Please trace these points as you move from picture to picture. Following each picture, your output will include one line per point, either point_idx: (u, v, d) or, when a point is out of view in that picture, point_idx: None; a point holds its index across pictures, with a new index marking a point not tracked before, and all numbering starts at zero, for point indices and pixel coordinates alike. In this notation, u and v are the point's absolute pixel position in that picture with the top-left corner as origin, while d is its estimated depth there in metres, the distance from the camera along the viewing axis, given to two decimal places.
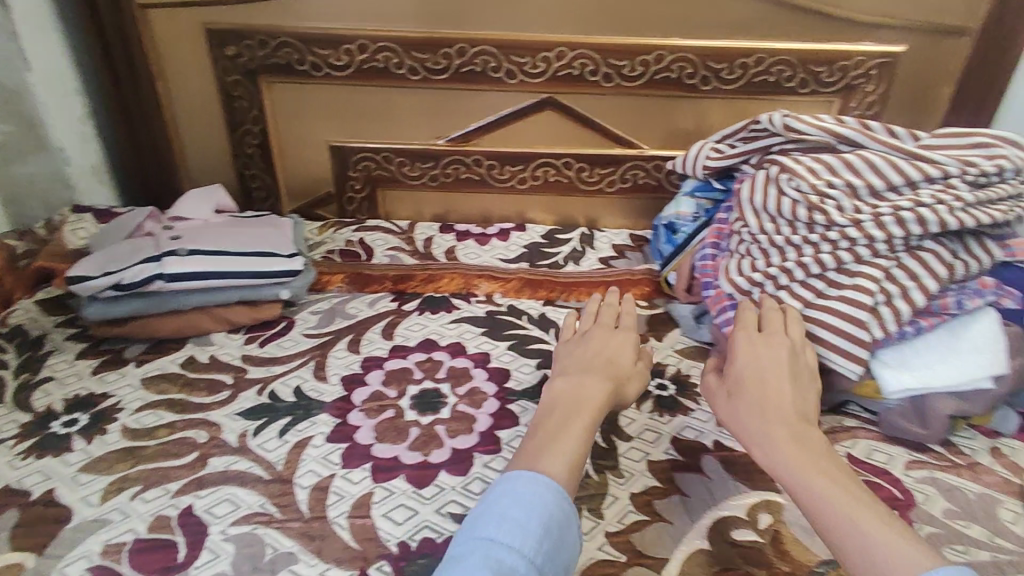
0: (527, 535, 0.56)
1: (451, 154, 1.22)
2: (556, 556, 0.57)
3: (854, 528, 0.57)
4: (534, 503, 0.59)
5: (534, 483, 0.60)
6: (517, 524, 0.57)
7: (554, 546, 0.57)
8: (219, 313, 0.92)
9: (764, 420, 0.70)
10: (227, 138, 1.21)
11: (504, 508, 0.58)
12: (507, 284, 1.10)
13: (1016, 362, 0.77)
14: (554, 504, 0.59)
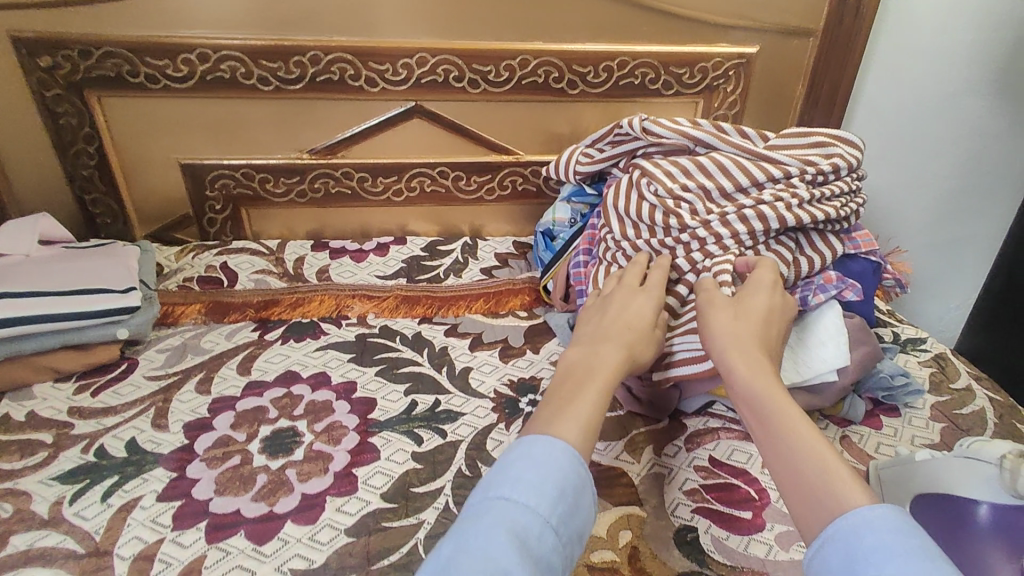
0: (537, 499, 0.53)
1: (318, 168, 1.15)
2: (575, 518, 0.54)
3: (821, 466, 0.55)
4: (550, 464, 0.55)
5: (560, 448, 0.57)
6: (541, 489, 0.53)
7: (571, 506, 0.54)
8: (39, 362, 0.83)
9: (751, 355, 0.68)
10: (57, 160, 1.07)
11: (527, 471, 0.55)
12: (381, 303, 1.05)
13: (856, 354, 0.81)
14: (573, 468, 0.56)
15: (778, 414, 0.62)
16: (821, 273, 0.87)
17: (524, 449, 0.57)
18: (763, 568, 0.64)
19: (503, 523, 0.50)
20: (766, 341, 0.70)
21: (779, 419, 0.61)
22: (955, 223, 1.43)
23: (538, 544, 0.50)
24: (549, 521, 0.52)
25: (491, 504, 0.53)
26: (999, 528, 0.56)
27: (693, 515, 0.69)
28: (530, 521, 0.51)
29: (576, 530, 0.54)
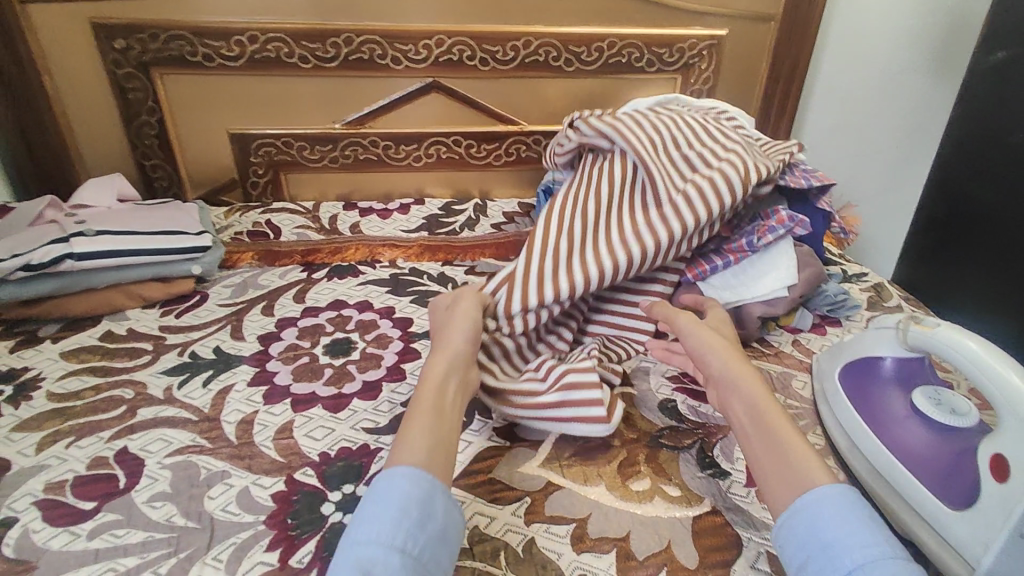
0: (389, 526, 0.53)
1: (348, 137, 1.32)
2: (431, 523, 0.55)
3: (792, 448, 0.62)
4: (394, 494, 0.55)
5: (398, 476, 0.57)
6: (388, 514, 0.54)
7: (425, 516, 0.55)
8: (133, 290, 0.99)
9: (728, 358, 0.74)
10: (123, 130, 1.24)
11: (370, 510, 0.55)
12: (408, 250, 1.22)
13: (805, 275, 0.97)
14: (412, 489, 0.56)
15: (763, 414, 0.66)
16: (775, 214, 1.00)
17: (370, 493, 0.57)
18: (727, 423, 0.82)
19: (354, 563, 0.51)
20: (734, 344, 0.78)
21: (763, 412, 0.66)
22: (902, 189, 1.61)
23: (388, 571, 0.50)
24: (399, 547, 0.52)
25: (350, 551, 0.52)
26: (897, 373, 0.75)
27: (673, 392, 0.87)
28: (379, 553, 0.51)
29: (435, 536, 0.54)
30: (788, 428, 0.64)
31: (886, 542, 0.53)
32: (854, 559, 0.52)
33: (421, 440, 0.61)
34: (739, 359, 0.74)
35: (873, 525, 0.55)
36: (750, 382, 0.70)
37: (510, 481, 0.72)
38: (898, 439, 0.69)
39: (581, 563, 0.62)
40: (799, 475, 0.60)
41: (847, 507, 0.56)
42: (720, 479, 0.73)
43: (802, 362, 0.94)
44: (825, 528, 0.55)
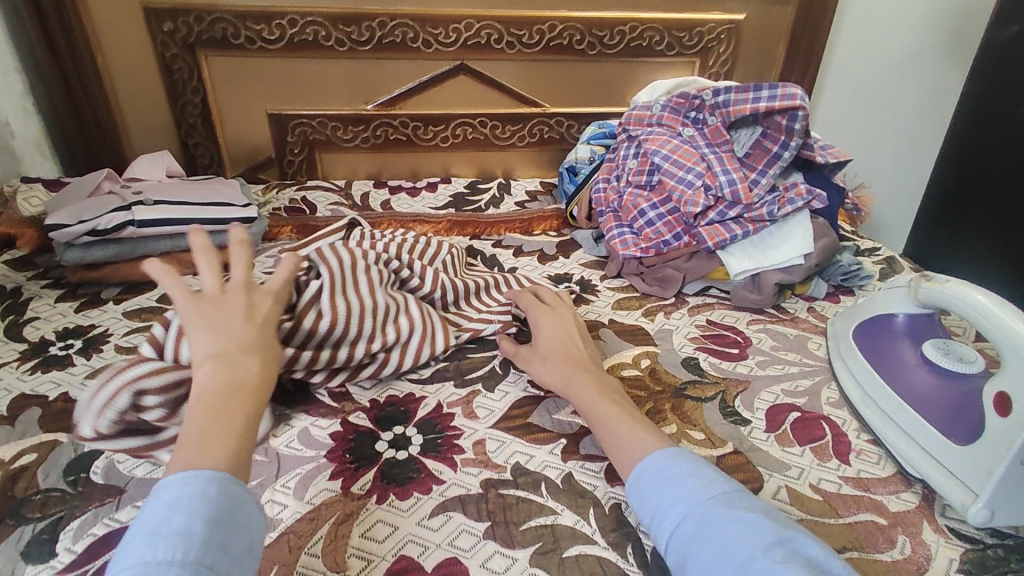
0: (179, 537, 0.44)
1: (379, 118, 1.38)
2: (240, 530, 0.47)
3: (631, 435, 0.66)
4: (188, 508, 0.46)
5: (188, 481, 0.47)
6: (189, 518, 0.45)
7: (229, 526, 0.46)
8: (185, 257, 1.06)
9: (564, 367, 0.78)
10: (168, 110, 1.31)
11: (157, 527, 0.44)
12: (437, 225, 1.27)
13: (822, 244, 1.03)
14: (213, 497, 0.47)
15: (600, 416, 0.70)
16: (794, 188, 1.07)
17: (154, 504, 0.46)
18: (747, 378, 0.87)
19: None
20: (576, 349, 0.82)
21: (604, 412, 0.70)
22: (909, 172, 1.65)
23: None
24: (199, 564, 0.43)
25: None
26: (908, 328, 0.81)
27: (695, 350, 0.93)
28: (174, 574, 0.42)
29: (243, 542, 0.47)
30: (624, 420, 0.68)
31: (697, 490, 0.56)
32: (672, 518, 0.56)
33: (225, 444, 0.51)
34: (578, 374, 0.76)
35: (681, 480, 0.58)
36: (583, 391, 0.73)
37: (546, 424, 0.77)
38: (910, 384, 0.75)
39: (615, 493, 0.68)
40: (634, 451, 0.64)
41: (663, 471, 0.59)
42: (741, 425, 0.78)
43: (817, 326, 0.99)
44: (650, 500, 0.59)
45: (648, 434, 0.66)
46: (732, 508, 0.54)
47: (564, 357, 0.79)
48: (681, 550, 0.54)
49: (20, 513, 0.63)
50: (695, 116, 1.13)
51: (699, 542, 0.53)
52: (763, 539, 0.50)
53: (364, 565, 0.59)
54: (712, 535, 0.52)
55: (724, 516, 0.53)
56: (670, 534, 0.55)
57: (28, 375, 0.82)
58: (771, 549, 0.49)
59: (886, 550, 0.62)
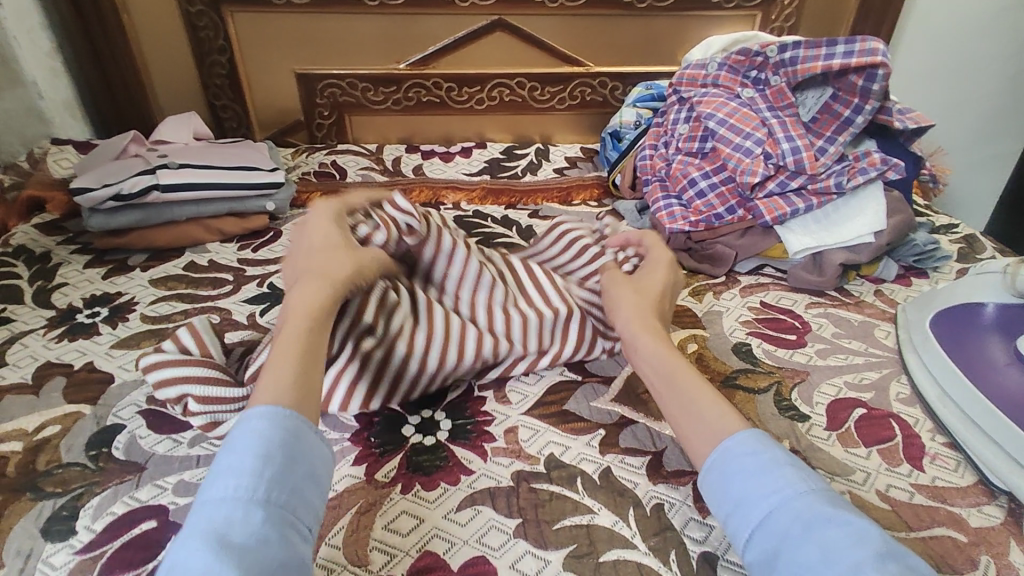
0: (241, 473, 0.45)
1: (412, 78, 1.32)
2: (298, 461, 0.48)
3: (705, 403, 0.59)
4: (248, 442, 0.47)
5: (252, 417, 0.49)
6: (243, 456, 0.46)
7: (286, 458, 0.47)
8: (211, 223, 1.03)
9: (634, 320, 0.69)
10: (196, 70, 1.30)
11: (225, 465, 0.46)
12: (471, 193, 1.20)
13: (896, 220, 0.93)
14: (269, 430, 0.48)
15: (670, 375, 0.62)
16: (866, 157, 0.95)
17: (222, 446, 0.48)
18: (806, 369, 0.79)
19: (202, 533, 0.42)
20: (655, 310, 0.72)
21: (676, 374, 0.62)
22: (993, 139, 1.50)
23: (248, 529, 0.43)
24: (258, 498, 0.44)
25: (199, 514, 0.44)
26: (999, 320, 0.73)
27: (747, 336, 0.85)
28: (234, 510, 0.43)
29: (305, 471, 0.48)
30: (703, 386, 0.60)
31: (792, 481, 0.51)
32: (761, 508, 0.50)
33: (290, 371, 0.53)
34: (655, 326, 0.68)
35: (777, 464, 0.52)
36: (658, 339, 0.66)
37: (584, 413, 0.72)
38: (998, 386, 0.67)
39: (658, 492, 0.62)
40: (712, 426, 0.56)
41: (757, 454, 0.53)
42: (798, 421, 0.71)
43: (885, 312, 0.90)
44: (735, 482, 0.52)
45: (728, 408, 0.58)
46: (835, 507, 0.48)
47: (651, 307, 0.71)
48: (769, 544, 0.48)
49: (41, 487, 0.62)
50: (757, 76, 1.02)
51: (795, 540, 0.47)
52: (874, 549, 0.44)
53: (387, 559, 0.55)
54: (804, 536, 0.47)
55: (825, 516, 0.48)
56: (758, 524, 0.50)
57: (54, 343, 0.81)
58: (883, 561, 0.44)
59: (967, 571, 0.55)
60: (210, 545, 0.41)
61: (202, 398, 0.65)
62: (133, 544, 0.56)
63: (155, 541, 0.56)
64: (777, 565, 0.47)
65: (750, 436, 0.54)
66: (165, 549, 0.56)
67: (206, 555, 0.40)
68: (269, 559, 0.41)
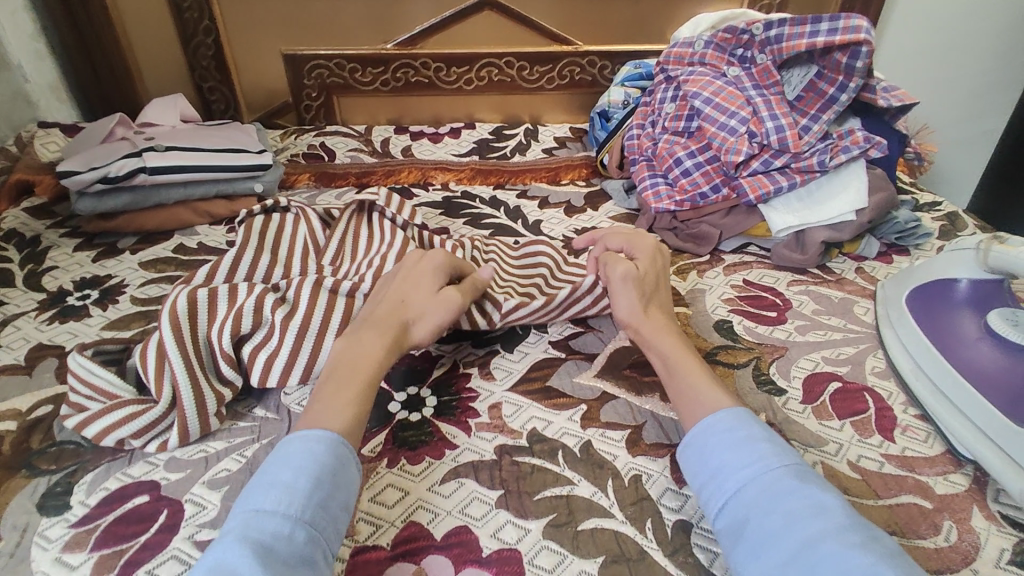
0: (288, 487, 0.50)
1: (400, 58, 1.31)
2: (341, 492, 0.52)
3: (704, 390, 0.62)
4: (301, 462, 0.52)
5: (310, 439, 0.54)
6: (297, 474, 0.51)
7: (332, 485, 0.52)
8: (200, 206, 1.03)
9: (642, 312, 0.72)
10: (182, 53, 1.29)
11: (278, 479, 0.51)
12: (460, 173, 1.20)
13: (878, 197, 0.94)
14: (324, 456, 0.53)
15: (675, 365, 0.66)
16: (849, 135, 0.96)
17: (278, 459, 0.53)
18: (784, 345, 0.81)
19: (250, 540, 0.46)
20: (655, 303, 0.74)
21: (679, 364, 0.65)
22: (982, 116, 1.51)
23: (292, 545, 0.47)
24: (302, 518, 0.49)
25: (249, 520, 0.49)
26: (972, 296, 0.74)
27: (729, 313, 0.87)
28: (282, 525, 0.48)
29: (343, 502, 0.52)
30: (698, 373, 0.64)
31: (766, 457, 0.54)
32: (736, 481, 0.53)
33: (346, 406, 0.58)
34: (655, 317, 0.72)
35: (755, 443, 0.55)
36: (661, 331, 0.69)
37: (566, 389, 0.74)
38: (969, 359, 0.69)
39: (636, 464, 0.64)
40: (704, 401, 0.61)
41: (734, 432, 0.56)
42: (775, 395, 0.73)
43: (864, 289, 0.91)
44: (715, 455, 0.56)
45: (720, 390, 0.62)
46: (806, 483, 0.51)
47: (649, 301, 0.74)
48: (738, 514, 0.52)
49: (36, 464, 0.63)
50: (743, 54, 1.02)
51: (763, 510, 0.50)
52: (835, 521, 0.48)
53: (373, 530, 0.57)
54: (774, 506, 0.50)
55: (795, 490, 0.51)
56: (730, 495, 0.53)
57: (46, 325, 0.82)
58: (844, 531, 0.47)
59: (930, 536, 0.57)
60: (256, 554, 0.45)
61: (135, 433, 0.63)
62: (126, 518, 0.58)
63: (147, 514, 0.58)
64: (744, 535, 0.50)
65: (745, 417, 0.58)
66: (157, 522, 0.58)
67: (252, 562, 0.45)
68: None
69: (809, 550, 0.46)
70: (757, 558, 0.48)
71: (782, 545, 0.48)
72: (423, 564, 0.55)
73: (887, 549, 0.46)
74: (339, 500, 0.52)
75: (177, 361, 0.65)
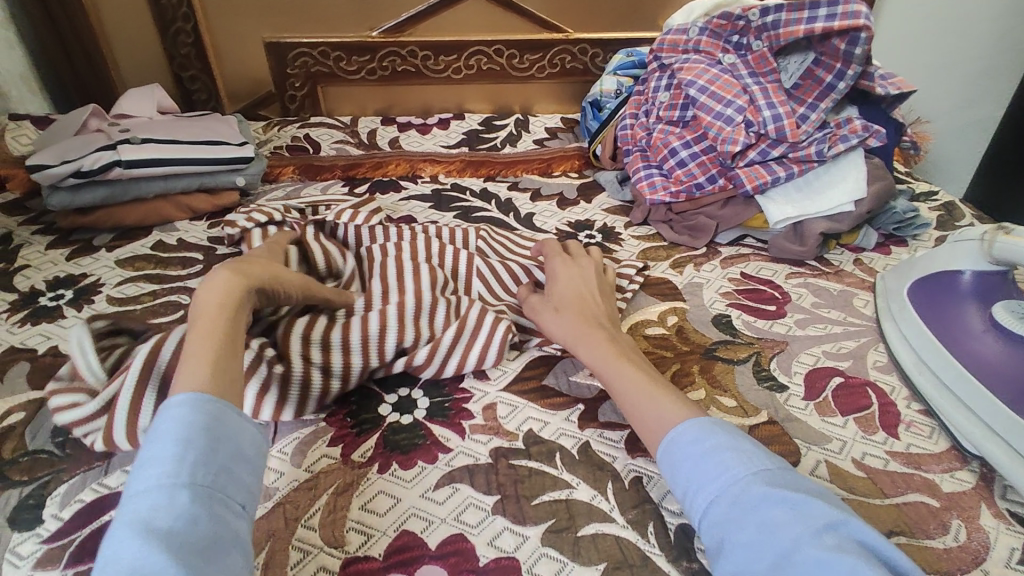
0: (162, 462, 0.43)
1: (386, 46, 1.27)
2: (227, 442, 0.46)
3: (655, 402, 0.59)
4: (171, 431, 0.45)
5: (176, 405, 0.46)
6: (167, 445, 0.44)
7: (215, 440, 0.45)
8: (180, 201, 1.00)
9: (583, 323, 0.70)
10: (160, 41, 1.24)
11: (147, 457, 0.43)
12: (449, 165, 1.17)
13: (876, 187, 0.92)
14: (195, 413, 0.46)
15: (616, 377, 0.63)
16: (847, 123, 0.94)
17: (144, 437, 0.45)
18: (784, 339, 0.79)
19: (131, 520, 0.40)
20: (592, 311, 0.72)
21: (621, 376, 0.63)
22: (974, 105, 1.50)
23: (176, 511, 0.41)
24: (185, 483, 0.42)
25: (126, 508, 0.41)
26: (976, 288, 0.72)
27: (727, 307, 0.85)
28: (158, 496, 0.41)
29: (233, 451, 0.46)
30: (647, 382, 0.61)
31: (733, 464, 0.51)
32: (708, 494, 0.50)
33: (207, 358, 0.50)
34: (590, 329, 0.69)
35: (719, 449, 0.52)
36: (596, 345, 0.67)
37: (563, 388, 0.71)
38: (974, 353, 0.67)
39: (636, 466, 0.62)
40: (656, 421, 0.58)
41: (698, 442, 0.53)
42: (776, 392, 0.71)
43: (863, 281, 0.90)
44: (682, 471, 0.53)
45: (669, 399, 0.59)
46: (777, 486, 0.48)
47: (576, 311, 0.72)
48: (716, 530, 0.49)
49: (7, 475, 0.60)
50: (739, 41, 1.00)
51: (738, 523, 0.47)
52: (811, 523, 0.45)
53: (364, 540, 0.55)
54: (749, 517, 0.47)
55: (766, 495, 0.48)
56: (705, 511, 0.50)
57: (17, 327, 0.79)
58: (821, 534, 0.44)
59: (938, 536, 0.56)
60: (138, 532, 0.39)
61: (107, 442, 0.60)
62: (102, 532, 0.55)
63: None
64: (725, 550, 0.48)
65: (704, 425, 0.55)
66: None
67: (138, 543, 0.38)
68: (195, 538, 0.40)
69: (789, 561, 0.43)
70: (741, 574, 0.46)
71: (763, 557, 0.45)
72: None
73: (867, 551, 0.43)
74: (226, 450, 0.46)
75: (133, 375, 0.60)
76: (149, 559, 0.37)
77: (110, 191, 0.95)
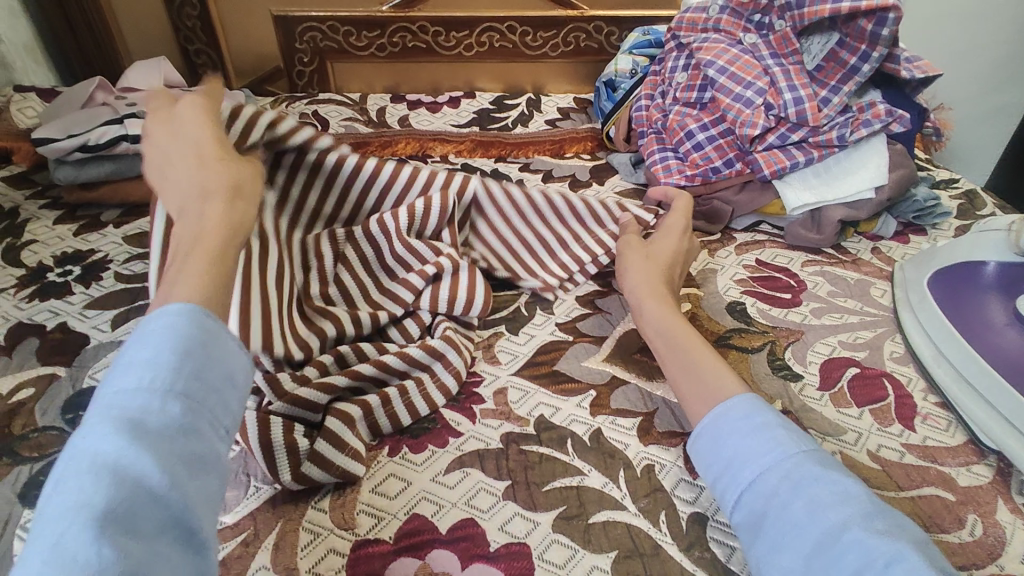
0: (149, 364, 0.37)
1: (396, 21, 1.25)
2: (221, 359, 0.40)
3: (713, 371, 0.59)
4: (158, 331, 0.39)
5: (163, 313, 0.40)
6: (155, 346, 0.38)
7: (207, 353, 0.40)
8: None
9: (651, 288, 0.70)
10: (166, 12, 1.22)
11: (128, 357, 0.38)
12: (460, 145, 1.15)
13: (897, 175, 0.90)
14: (190, 321, 0.40)
15: (678, 340, 0.63)
16: (871, 107, 0.91)
17: (129, 333, 0.40)
18: (799, 328, 0.78)
19: (111, 417, 0.35)
20: (665, 281, 0.72)
21: (683, 339, 0.63)
22: (995, 93, 1.47)
23: (165, 418, 0.36)
24: (173, 389, 0.37)
25: (103, 403, 0.36)
26: (1000, 279, 0.71)
27: (741, 294, 0.83)
28: (146, 400, 0.36)
29: (223, 372, 0.40)
30: (708, 355, 0.61)
31: (784, 443, 0.50)
32: (754, 469, 0.50)
33: (200, 274, 0.43)
34: (663, 296, 0.69)
35: (771, 428, 0.52)
36: (664, 308, 0.67)
37: (575, 373, 0.71)
38: (994, 345, 0.67)
39: (649, 454, 0.62)
40: (712, 390, 0.57)
41: (749, 418, 0.53)
42: (791, 381, 0.70)
43: (881, 270, 0.88)
44: (728, 444, 0.52)
45: (726, 371, 0.59)
46: (826, 468, 0.49)
47: (661, 277, 0.72)
48: (758, 505, 0.49)
49: (16, 452, 0.60)
50: (761, 20, 0.97)
51: (784, 500, 0.47)
52: (860, 508, 0.45)
53: (375, 523, 0.55)
54: (797, 494, 0.47)
55: (816, 476, 0.48)
56: (748, 485, 0.50)
57: (25, 303, 0.78)
58: (870, 520, 0.44)
59: (954, 530, 0.55)
60: (121, 430, 0.34)
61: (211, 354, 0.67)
62: None
63: None
64: (765, 527, 0.48)
65: (748, 405, 0.54)
66: None
67: (118, 440, 0.33)
68: (182, 449, 0.35)
69: (833, 542, 0.44)
70: (780, 551, 0.46)
71: (805, 536, 0.45)
72: (428, 559, 0.52)
73: (913, 539, 0.44)
74: (211, 378, 0.39)
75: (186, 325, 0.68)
76: (131, 460, 0.33)
77: (116, 165, 0.94)
